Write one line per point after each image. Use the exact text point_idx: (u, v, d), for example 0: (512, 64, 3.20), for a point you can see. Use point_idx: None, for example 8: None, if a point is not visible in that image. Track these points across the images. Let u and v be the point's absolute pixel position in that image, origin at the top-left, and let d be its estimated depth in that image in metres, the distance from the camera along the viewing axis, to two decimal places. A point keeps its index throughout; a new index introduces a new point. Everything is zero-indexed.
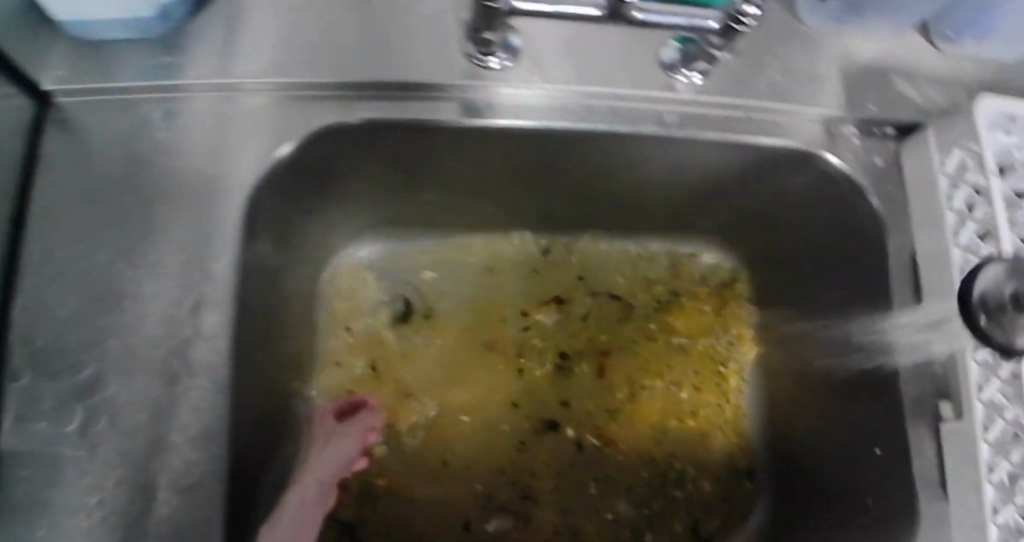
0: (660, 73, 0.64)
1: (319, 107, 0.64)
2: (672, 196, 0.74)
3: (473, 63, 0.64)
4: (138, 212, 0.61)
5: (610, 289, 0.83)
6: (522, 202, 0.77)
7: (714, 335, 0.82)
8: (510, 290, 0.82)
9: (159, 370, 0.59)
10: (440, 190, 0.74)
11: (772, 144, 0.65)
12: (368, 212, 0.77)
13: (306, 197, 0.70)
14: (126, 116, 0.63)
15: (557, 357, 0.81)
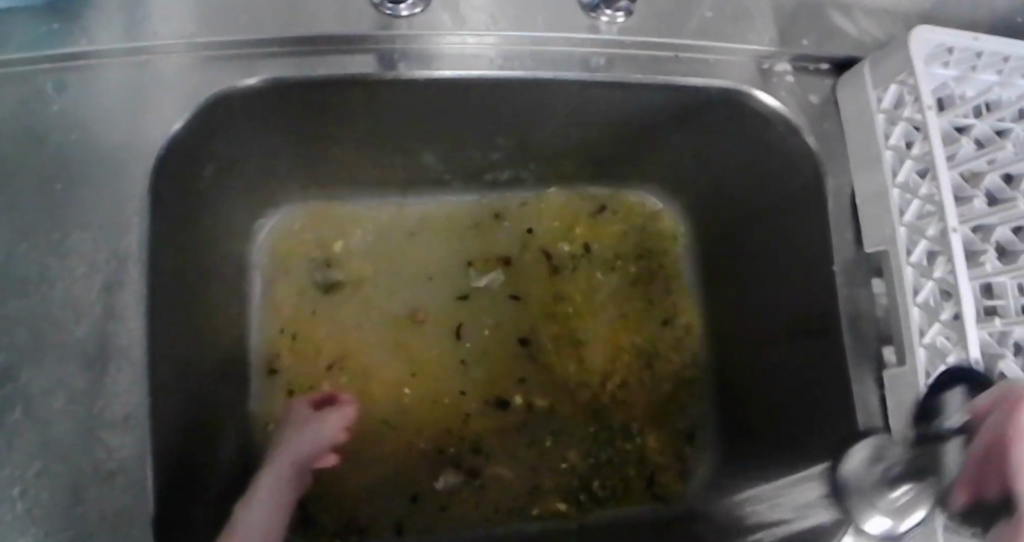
0: (583, 14, 0.59)
1: (221, 67, 0.58)
2: (613, 144, 0.72)
3: (384, 13, 0.57)
4: (37, 187, 0.55)
5: (550, 242, 0.81)
6: (455, 158, 0.73)
7: (657, 283, 0.82)
8: (448, 246, 0.80)
9: (74, 353, 0.54)
10: (366, 147, 0.70)
11: (703, 85, 0.63)
12: (296, 173, 0.72)
13: (222, 154, 0.63)
14: (13, 89, 0.56)
15: (506, 316, 0.80)
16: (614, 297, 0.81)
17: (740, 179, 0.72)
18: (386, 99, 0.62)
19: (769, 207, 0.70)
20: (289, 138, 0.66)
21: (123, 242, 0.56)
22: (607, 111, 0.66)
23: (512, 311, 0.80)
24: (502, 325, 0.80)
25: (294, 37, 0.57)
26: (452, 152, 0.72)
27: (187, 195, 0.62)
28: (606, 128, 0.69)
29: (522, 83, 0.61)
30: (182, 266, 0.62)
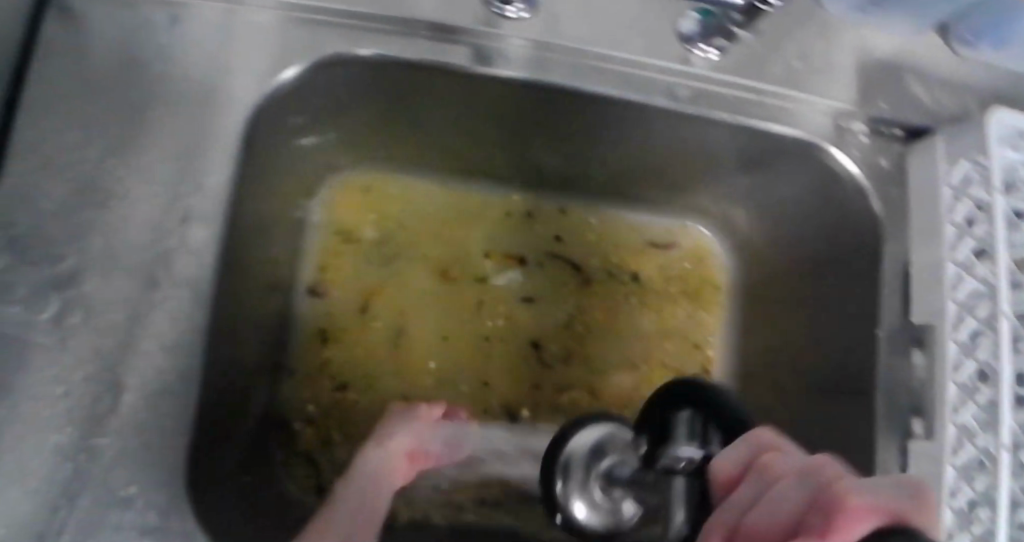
0: (677, 44, 0.62)
1: (328, 35, 0.60)
2: (668, 169, 0.73)
3: (491, 12, 0.60)
4: (132, 109, 0.57)
5: (580, 254, 0.82)
6: (515, 160, 0.75)
7: (683, 312, 0.82)
8: (478, 241, 0.81)
9: (137, 270, 0.55)
10: (435, 134, 0.71)
11: (783, 132, 0.65)
12: (362, 147, 0.74)
13: (311, 117, 0.66)
14: (129, 15, 0.59)
15: (517, 314, 0.80)
16: (628, 314, 0.82)
17: (797, 227, 0.73)
18: (464, 94, 0.64)
19: (822, 259, 0.71)
20: (364, 109, 0.68)
21: (208, 177, 0.57)
22: (680, 141, 0.68)
23: (524, 309, 0.81)
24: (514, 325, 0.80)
25: (402, 18, 0.60)
26: (523, 153, 0.73)
27: (269, 147, 0.64)
28: (673, 155, 0.70)
29: (607, 101, 0.62)
30: (255, 208, 0.64)
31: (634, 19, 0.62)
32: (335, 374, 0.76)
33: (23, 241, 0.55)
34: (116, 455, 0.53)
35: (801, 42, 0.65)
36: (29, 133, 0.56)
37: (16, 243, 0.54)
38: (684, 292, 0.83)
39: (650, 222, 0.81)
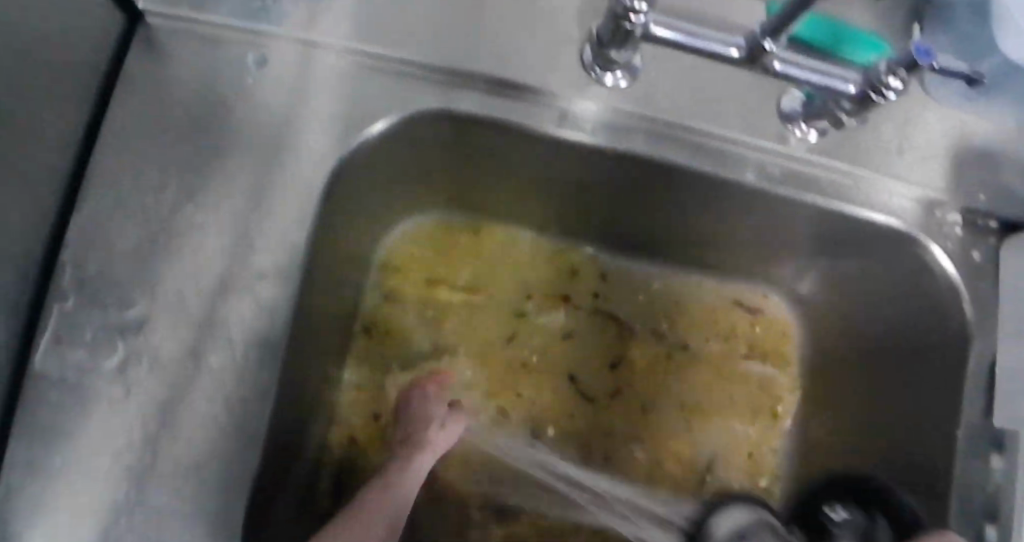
0: (776, 121, 0.59)
1: (417, 89, 0.57)
2: (751, 234, 0.69)
3: (589, 77, 0.57)
4: (212, 153, 0.55)
5: (637, 306, 0.78)
6: (585, 215, 0.71)
7: (748, 372, 0.78)
8: (530, 283, 0.77)
9: (195, 317, 0.53)
10: (505, 185, 0.68)
11: (875, 220, 0.62)
12: (427, 191, 0.71)
13: (390, 166, 0.64)
14: (214, 53, 0.57)
15: (558, 358, 0.76)
16: (677, 370, 0.78)
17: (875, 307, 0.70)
18: (550, 153, 0.61)
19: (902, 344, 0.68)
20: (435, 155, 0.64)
21: (284, 225, 0.54)
22: (767, 218, 0.65)
23: (565, 355, 0.76)
24: (561, 371, 0.76)
25: (495, 78, 0.57)
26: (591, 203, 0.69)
27: (348, 196, 0.61)
28: (747, 227, 0.68)
29: (698, 176, 0.60)
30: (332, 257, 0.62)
31: (734, 95, 0.59)
32: (368, 408, 0.72)
33: (94, 284, 0.53)
34: (161, 514, 0.50)
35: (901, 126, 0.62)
36: (110, 173, 0.54)
37: (87, 286, 0.53)
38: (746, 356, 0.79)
39: (711, 290, 0.79)
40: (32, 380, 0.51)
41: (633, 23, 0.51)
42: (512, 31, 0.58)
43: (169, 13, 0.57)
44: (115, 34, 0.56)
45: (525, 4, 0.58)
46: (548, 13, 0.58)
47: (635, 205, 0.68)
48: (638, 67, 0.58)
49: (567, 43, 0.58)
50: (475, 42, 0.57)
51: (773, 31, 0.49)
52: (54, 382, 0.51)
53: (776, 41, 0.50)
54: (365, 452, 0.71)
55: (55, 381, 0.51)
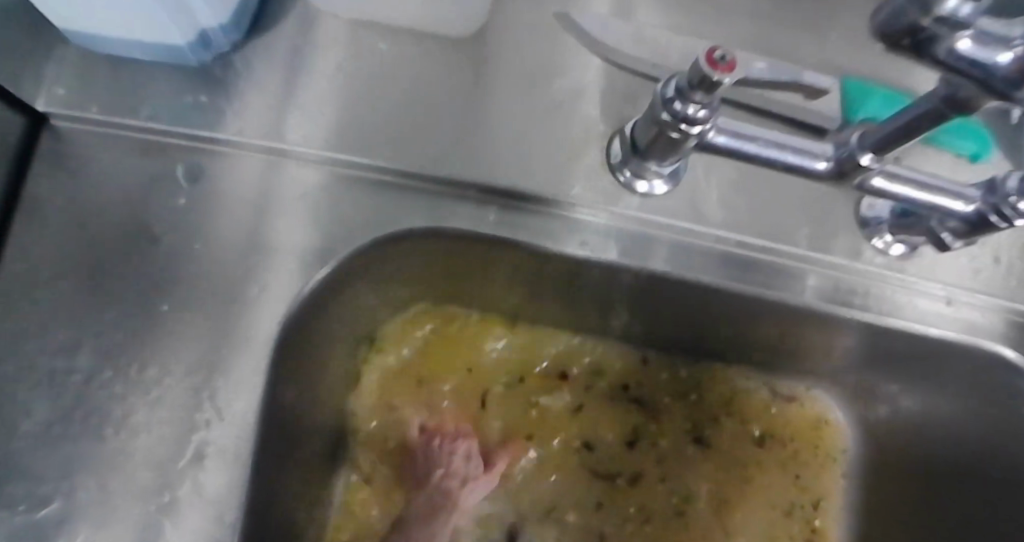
0: (851, 229, 0.47)
1: (405, 203, 0.46)
2: (797, 327, 0.52)
3: (617, 182, 0.46)
4: (144, 298, 0.44)
5: (656, 394, 0.61)
6: (603, 318, 0.57)
7: (797, 476, 0.61)
8: (518, 367, 0.59)
9: (133, 520, 0.41)
10: (497, 286, 0.54)
11: (970, 346, 0.48)
12: (391, 290, 0.53)
13: (366, 286, 0.50)
14: (143, 166, 0.45)
15: (556, 465, 0.58)
16: (709, 480, 0.60)
17: (951, 435, 0.57)
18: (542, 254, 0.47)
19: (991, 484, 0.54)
20: (380, 241, 0.46)
21: (243, 386, 0.44)
22: (825, 339, 0.53)
23: (565, 459, 0.58)
24: (558, 470, 0.58)
25: (500, 189, 0.45)
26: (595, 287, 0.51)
27: (320, 332, 0.49)
28: (796, 341, 0.55)
29: (752, 300, 0.47)
30: (316, 399, 0.51)
31: (799, 202, 0.47)
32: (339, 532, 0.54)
33: None
34: None
35: (1013, 232, 0.50)
36: (12, 330, 0.42)
37: None
38: (792, 458, 0.61)
39: (748, 379, 0.62)
40: None
41: (686, 133, 0.37)
42: (520, 126, 0.46)
43: (76, 114, 0.44)
44: (12, 143, 0.43)
45: (537, 92, 0.46)
46: (562, 103, 0.46)
47: (655, 302, 0.52)
48: (681, 170, 0.46)
49: (589, 139, 0.46)
50: (472, 142, 0.45)
51: (878, 147, 0.37)
52: None
53: (880, 157, 0.37)
54: None
55: None
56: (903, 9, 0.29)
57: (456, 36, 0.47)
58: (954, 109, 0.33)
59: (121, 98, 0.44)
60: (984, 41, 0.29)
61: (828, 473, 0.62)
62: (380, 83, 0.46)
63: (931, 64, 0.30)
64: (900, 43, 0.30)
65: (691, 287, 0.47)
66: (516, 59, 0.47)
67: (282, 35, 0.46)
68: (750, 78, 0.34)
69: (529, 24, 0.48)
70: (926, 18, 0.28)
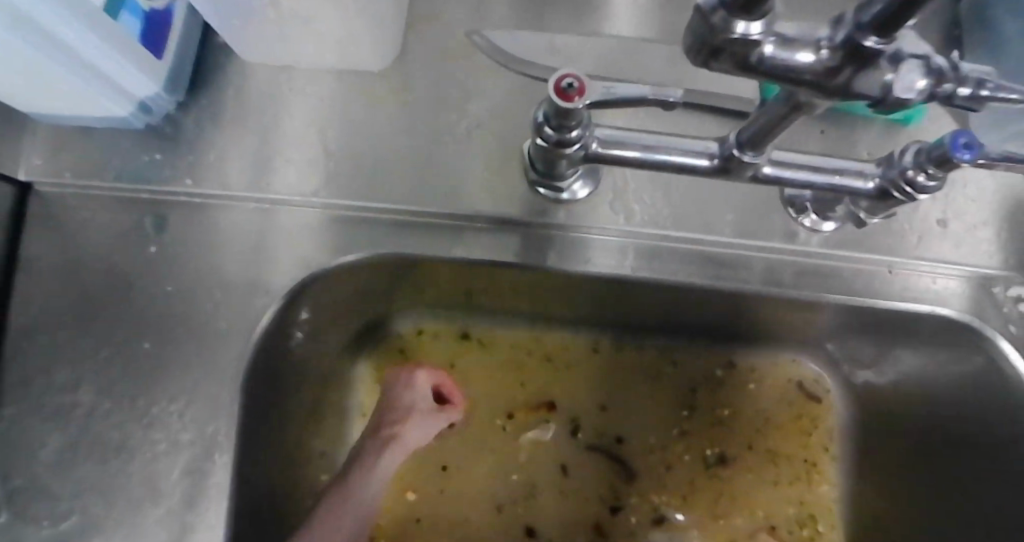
0: (780, 213, 0.49)
1: (358, 232, 0.50)
2: (755, 308, 0.55)
3: (542, 196, 0.49)
4: (125, 335, 0.49)
5: (645, 378, 0.65)
6: (578, 313, 0.61)
7: (790, 470, 0.63)
8: (508, 362, 0.64)
9: (138, 532, 0.46)
10: (474, 294, 0.58)
11: (913, 308, 0.51)
12: (377, 305, 0.59)
13: (344, 304, 0.56)
14: (116, 219, 0.50)
15: (549, 451, 0.63)
16: (693, 478, 0.63)
17: (922, 386, 0.58)
18: (500, 269, 0.51)
19: (968, 427, 0.56)
20: (353, 272, 0.51)
21: (221, 405, 0.48)
22: (779, 314, 0.57)
23: (557, 439, 0.63)
24: (546, 448, 0.63)
25: (433, 212, 0.49)
26: (579, 294, 0.57)
27: (301, 350, 0.55)
28: (767, 318, 0.58)
29: (694, 289, 0.50)
30: (292, 407, 0.56)
31: (722, 193, 0.49)
32: None
33: (21, 500, 0.47)
34: None
35: (949, 193, 0.52)
36: (24, 375, 0.48)
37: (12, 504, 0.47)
38: (782, 467, 0.63)
39: (759, 377, 0.65)
40: None
41: (564, 153, 0.41)
42: (445, 151, 0.49)
43: (54, 181, 0.50)
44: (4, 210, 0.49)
45: (460, 114, 0.50)
46: (482, 122, 0.49)
47: (615, 295, 0.56)
48: (599, 174, 0.49)
49: (509, 156, 0.49)
50: (406, 167, 0.49)
51: (751, 144, 0.38)
52: None
53: (757, 153, 0.38)
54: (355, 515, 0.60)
55: None
56: (704, 32, 0.28)
57: (375, 70, 0.50)
58: (797, 110, 0.33)
59: (92, 164, 0.50)
60: (791, 45, 0.29)
61: (824, 472, 0.63)
62: (314, 126, 0.50)
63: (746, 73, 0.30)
64: (708, 62, 0.29)
65: (641, 284, 0.51)
66: (433, 85, 0.50)
67: (224, 86, 0.50)
68: (602, 100, 0.37)
69: (443, 49, 0.50)
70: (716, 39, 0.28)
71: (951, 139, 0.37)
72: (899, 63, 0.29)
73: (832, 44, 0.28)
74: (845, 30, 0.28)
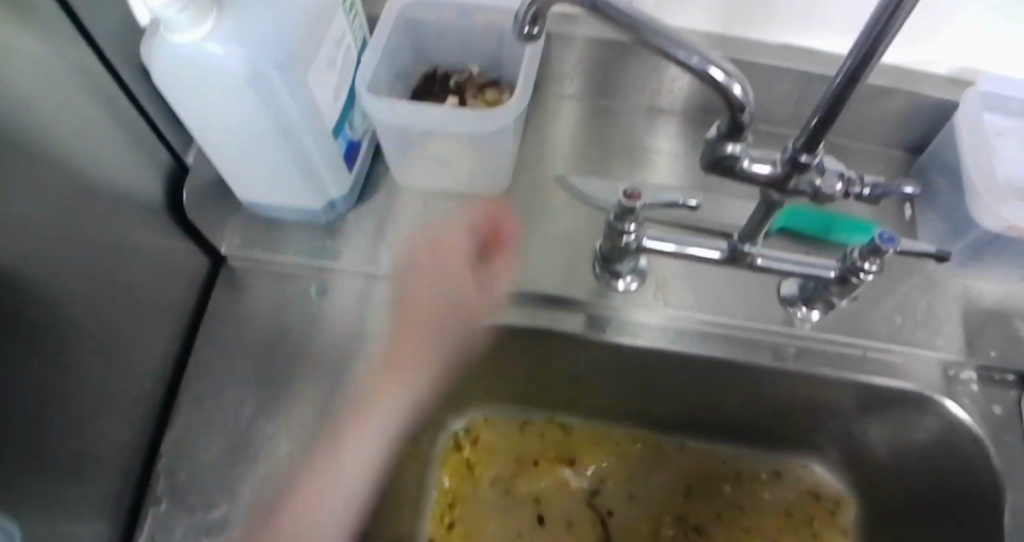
0: (779, 306, 0.67)
1: (463, 304, 0.67)
2: (775, 400, 0.72)
3: (604, 283, 0.67)
4: (285, 367, 0.65)
5: (683, 464, 0.79)
6: (639, 404, 0.76)
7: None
8: (581, 435, 0.79)
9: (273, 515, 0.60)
10: (562, 377, 0.74)
11: (885, 383, 0.66)
12: (491, 380, 0.75)
13: (449, 371, 0.71)
14: (283, 287, 0.68)
15: (580, 501, 0.76)
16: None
17: (907, 463, 0.71)
18: (578, 345, 0.68)
19: (936, 493, 0.69)
20: (464, 340, 0.68)
21: (354, 423, 0.63)
22: (782, 401, 0.72)
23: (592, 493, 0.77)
24: (580, 505, 0.76)
25: (522, 291, 0.67)
26: (652, 391, 0.73)
27: (410, 398, 0.69)
28: (776, 406, 0.73)
29: (722, 361, 0.66)
30: (400, 448, 0.70)
31: (737, 289, 0.68)
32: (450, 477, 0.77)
33: (184, 489, 0.61)
34: None
35: (917, 295, 0.70)
36: (197, 398, 0.64)
37: (177, 492, 0.61)
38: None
39: (772, 492, 0.78)
40: None
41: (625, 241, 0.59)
42: (535, 251, 0.69)
43: (244, 254, 0.69)
44: (202, 275, 0.68)
45: (548, 228, 0.69)
46: (563, 233, 0.69)
47: (670, 382, 0.72)
48: (644, 270, 0.68)
49: (582, 256, 0.68)
50: (508, 259, 0.68)
51: (749, 236, 0.59)
52: None
53: (753, 242, 0.59)
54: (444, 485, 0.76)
55: None
56: (710, 153, 0.50)
57: (486, 194, 0.71)
58: (774, 205, 0.54)
59: (275, 245, 0.69)
60: (760, 161, 0.50)
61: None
62: (439, 228, 0.70)
63: (736, 179, 0.51)
64: (715, 170, 0.51)
65: (682, 365, 0.68)
66: (528, 207, 0.71)
67: (379, 201, 0.71)
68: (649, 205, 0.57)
69: (539, 186, 0.72)
70: (719, 154, 0.50)
71: (879, 235, 0.56)
72: (823, 170, 0.51)
73: (782, 161, 0.50)
74: (788, 153, 0.50)
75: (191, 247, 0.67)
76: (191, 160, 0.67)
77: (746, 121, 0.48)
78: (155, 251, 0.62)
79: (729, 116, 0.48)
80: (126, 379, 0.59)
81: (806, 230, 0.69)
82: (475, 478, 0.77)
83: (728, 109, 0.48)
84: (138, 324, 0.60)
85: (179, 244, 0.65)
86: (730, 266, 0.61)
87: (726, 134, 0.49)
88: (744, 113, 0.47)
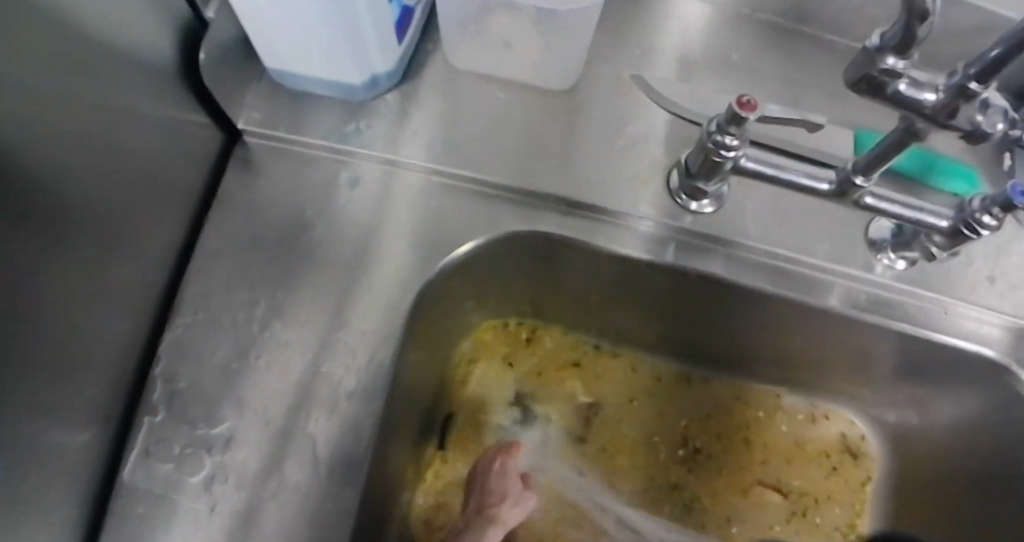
0: (863, 249, 0.60)
1: (509, 208, 0.59)
2: (839, 350, 0.65)
3: (675, 203, 0.59)
4: (305, 263, 0.55)
5: (712, 394, 0.73)
6: (688, 336, 0.69)
7: (794, 479, 0.70)
8: (616, 356, 0.73)
9: (280, 431, 0.51)
10: (604, 296, 0.66)
11: (958, 345, 0.60)
12: (525, 294, 0.67)
13: (482, 282, 0.63)
14: (306, 171, 0.58)
15: (593, 411, 0.70)
16: (676, 472, 0.70)
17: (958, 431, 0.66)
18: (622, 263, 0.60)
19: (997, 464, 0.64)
20: (499, 249, 0.60)
21: (380, 336, 0.54)
22: (843, 348, 0.64)
23: (609, 405, 0.71)
24: (595, 413, 0.70)
25: (586, 203, 0.58)
26: (694, 321, 0.66)
27: (436, 310, 0.61)
28: (830, 360, 0.67)
29: (787, 304, 0.60)
30: (418, 368, 0.61)
31: (817, 225, 0.60)
32: (467, 369, 0.70)
33: (183, 399, 0.51)
34: None
35: (1009, 255, 0.62)
36: (201, 293, 0.54)
37: (175, 401, 0.51)
38: (784, 469, 0.70)
39: (795, 429, 0.72)
40: (117, 490, 0.49)
41: (725, 158, 0.51)
42: (601, 157, 0.60)
43: (265, 132, 0.58)
44: (213, 151, 0.58)
45: (616, 134, 0.60)
46: (634, 140, 0.60)
47: (716, 318, 0.65)
48: (725, 195, 0.59)
49: (655, 170, 0.60)
50: (569, 163, 0.59)
51: (866, 169, 0.50)
52: (143, 493, 0.49)
53: (868, 178, 0.50)
54: (463, 370, 0.70)
55: (143, 492, 0.49)
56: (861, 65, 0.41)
57: (550, 87, 0.61)
58: (913, 137, 0.45)
59: (299, 124, 0.59)
60: (918, 86, 0.41)
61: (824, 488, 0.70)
62: (494, 120, 0.60)
63: (882, 102, 0.43)
64: (860, 86, 0.42)
65: (736, 301, 0.61)
66: (597, 108, 0.61)
67: (425, 85, 0.61)
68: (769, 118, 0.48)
69: (610, 85, 0.62)
70: (874, 70, 0.41)
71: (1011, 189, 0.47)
72: (987, 106, 0.42)
73: (945, 87, 0.41)
74: (957, 78, 0.41)
75: (203, 119, 0.56)
76: (212, 16, 0.55)
77: (921, 34, 0.38)
78: (160, 116, 0.51)
79: (902, 26, 0.38)
80: (126, 263, 0.50)
81: (904, 168, 0.61)
82: (491, 372, 0.71)
83: (905, 14, 0.38)
84: (140, 197, 0.50)
85: (187, 113, 0.55)
86: (833, 202, 0.53)
87: (892, 46, 0.40)
88: (924, 24, 0.38)
